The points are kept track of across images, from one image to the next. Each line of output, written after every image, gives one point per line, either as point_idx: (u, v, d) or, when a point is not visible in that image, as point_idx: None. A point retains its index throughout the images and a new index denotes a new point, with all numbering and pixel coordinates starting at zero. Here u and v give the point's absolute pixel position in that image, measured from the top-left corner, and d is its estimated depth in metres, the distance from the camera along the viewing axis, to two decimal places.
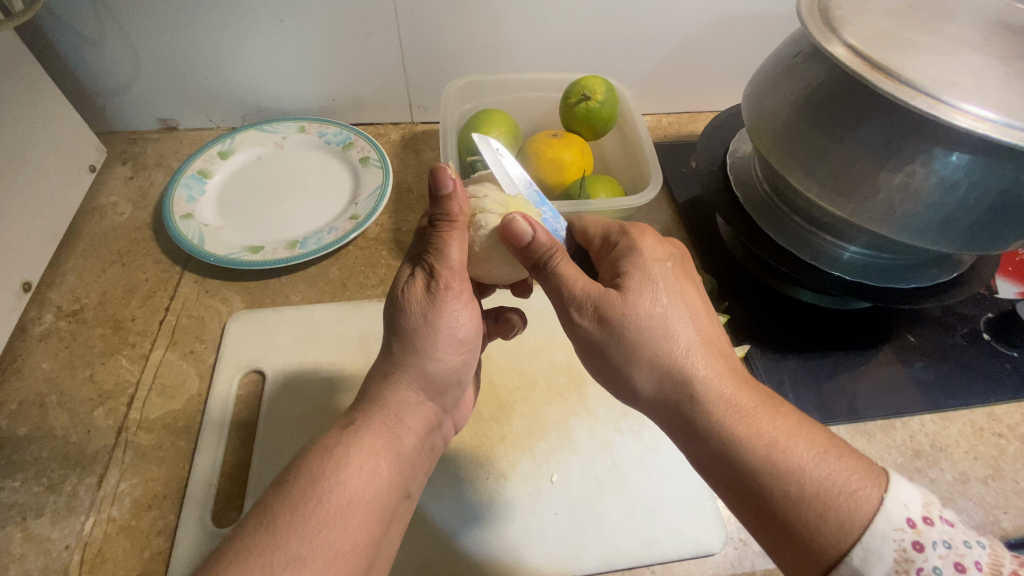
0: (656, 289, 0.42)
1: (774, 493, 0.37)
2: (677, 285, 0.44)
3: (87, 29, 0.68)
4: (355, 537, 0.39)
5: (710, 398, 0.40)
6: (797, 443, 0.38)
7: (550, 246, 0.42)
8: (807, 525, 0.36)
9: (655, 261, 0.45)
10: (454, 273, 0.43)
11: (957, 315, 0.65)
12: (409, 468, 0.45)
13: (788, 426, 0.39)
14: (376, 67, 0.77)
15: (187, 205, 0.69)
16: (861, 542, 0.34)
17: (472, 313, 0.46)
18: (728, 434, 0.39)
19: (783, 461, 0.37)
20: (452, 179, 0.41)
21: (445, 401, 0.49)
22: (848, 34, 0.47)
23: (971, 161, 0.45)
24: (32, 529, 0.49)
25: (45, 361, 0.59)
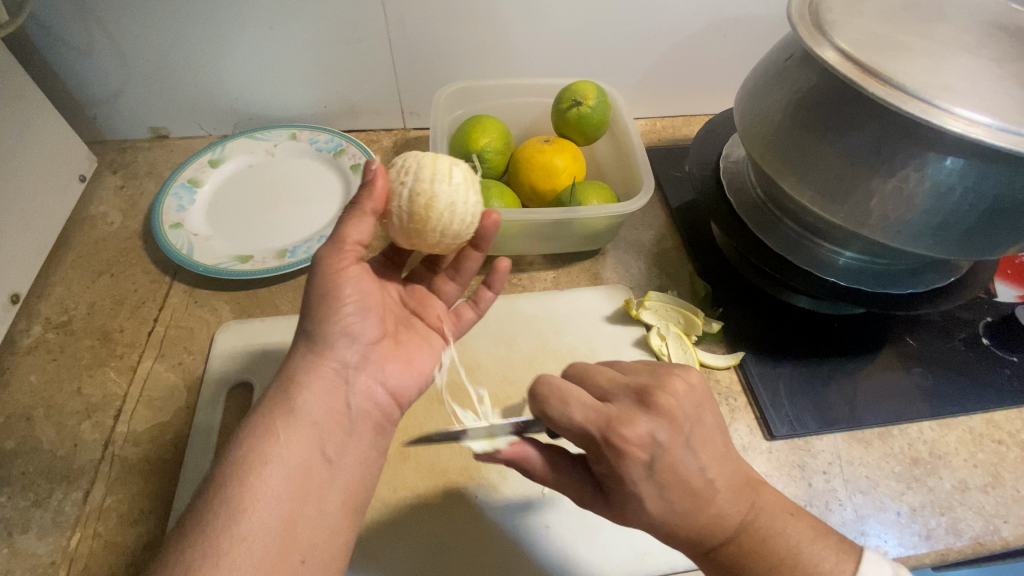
0: (640, 502, 0.37)
1: None
2: (670, 480, 0.37)
3: (77, 39, 0.68)
4: (252, 494, 0.38)
5: (694, 526, 0.38)
6: (778, 535, 0.39)
7: (540, 475, 0.41)
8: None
9: (640, 475, 0.36)
10: (338, 244, 0.45)
11: (956, 319, 0.64)
12: (314, 429, 0.43)
13: (778, 518, 0.40)
14: (368, 73, 0.76)
15: (177, 214, 0.69)
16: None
17: (351, 274, 0.46)
18: (718, 552, 0.39)
19: (768, 563, 0.38)
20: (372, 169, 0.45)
21: (342, 356, 0.45)
22: (839, 38, 0.46)
23: (966, 166, 0.44)
24: (18, 545, 0.49)
25: (33, 374, 0.58)
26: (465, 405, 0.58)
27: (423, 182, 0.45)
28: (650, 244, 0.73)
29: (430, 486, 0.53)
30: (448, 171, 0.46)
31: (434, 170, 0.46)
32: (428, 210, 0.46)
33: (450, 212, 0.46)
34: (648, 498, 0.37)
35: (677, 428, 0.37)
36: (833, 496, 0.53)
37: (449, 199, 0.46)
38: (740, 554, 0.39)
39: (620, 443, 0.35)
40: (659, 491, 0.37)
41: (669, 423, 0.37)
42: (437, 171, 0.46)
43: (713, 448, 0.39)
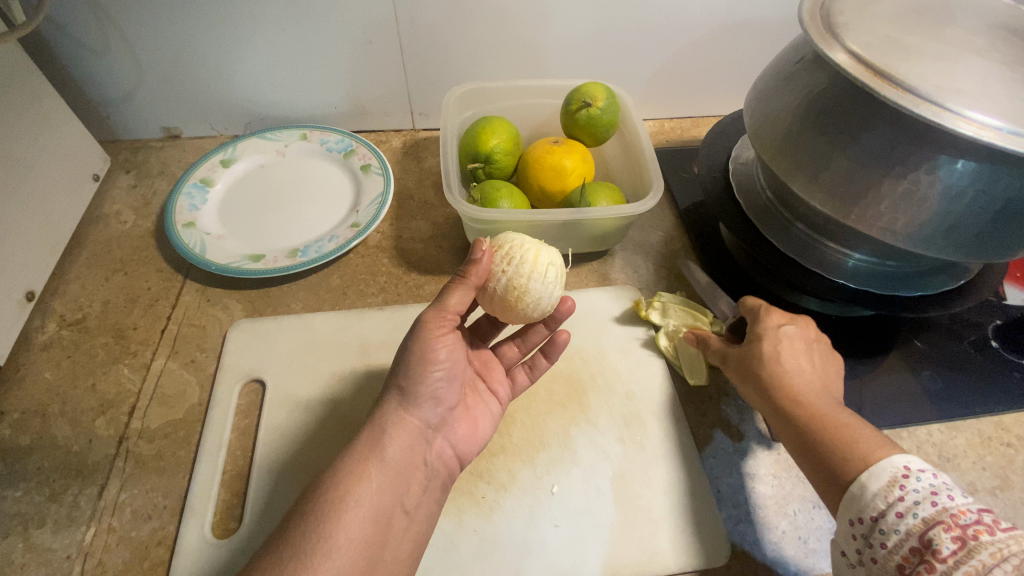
0: (772, 342, 0.50)
1: (816, 444, 0.44)
2: (786, 341, 0.50)
3: (92, 40, 0.69)
4: (344, 532, 0.41)
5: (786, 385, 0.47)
6: (844, 419, 0.44)
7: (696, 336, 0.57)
8: (831, 473, 0.42)
9: (776, 322, 0.51)
10: (438, 309, 0.49)
11: (965, 322, 0.64)
12: (400, 478, 0.46)
13: (849, 414, 0.45)
14: (378, 74, 0.77)
15: (190, 213, 0.69)
16: (858, 479, 0.40)
17: (444, 341, 0.50)
18: (790, 411, 0.46)
19: (828, 428, 0.44)
20: (483, 250, 0.48)
21: (427, 415, 0.49)
22: (851, 41, 0.46)
23: (978, 168, 0.44)
24: (34, 539, 0.49)
25: (47, 370, 0.59)
26: None
27: (521, 276, 0.49)
28: (658, 245, 0.73)
29: None
30: (544, 270, 0.49)
31: (534, 266, 0.49)
32: (517, 299, 0.49)
33: (535, 303, 0.50)
34: (766, 339, 0.50)
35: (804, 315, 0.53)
36: None
37: (538, 295, 0.49)
38: (809, 416, 0.45)
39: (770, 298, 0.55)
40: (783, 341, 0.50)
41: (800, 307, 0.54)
42: (537, 267, 0.49)
43: (823, 361, 0.50)
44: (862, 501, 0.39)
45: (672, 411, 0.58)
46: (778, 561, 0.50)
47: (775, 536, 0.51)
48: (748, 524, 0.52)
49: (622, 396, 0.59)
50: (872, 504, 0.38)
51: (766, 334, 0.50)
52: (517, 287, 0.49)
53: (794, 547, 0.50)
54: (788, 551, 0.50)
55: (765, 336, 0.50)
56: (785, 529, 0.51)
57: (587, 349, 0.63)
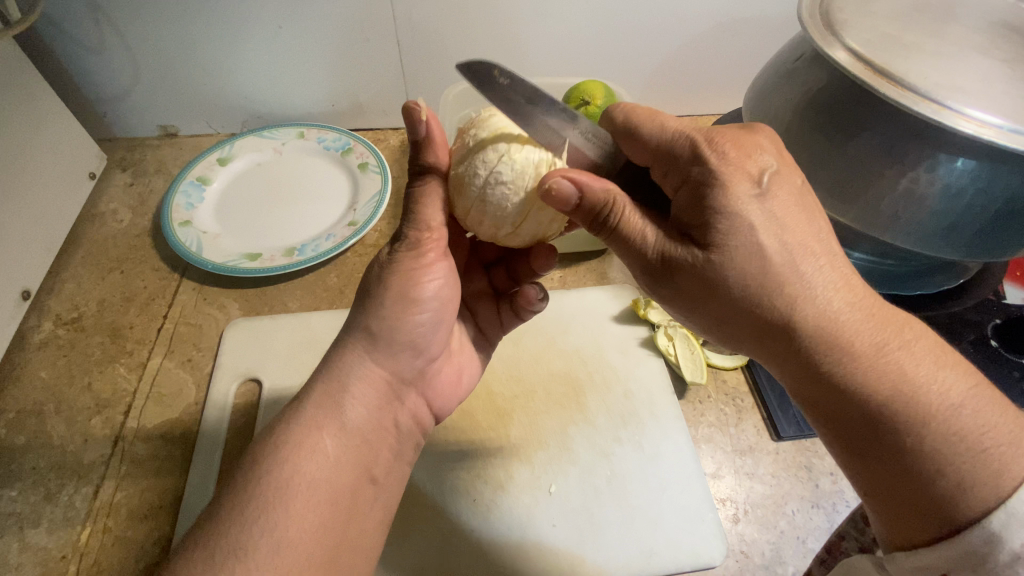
0: (753, 229, 0.34)
1: (893, 442, 0.32)
2: (778, 216, 0.34)
3: (87, 37, 0.68)
4: (294, 524, 0.37)
5: (829, 342, 0.33)
6: (928, 388, 0.32)
7: (605, 198, 0.38)
8: (921, 482, 0.32)
9: (747, 187, 0.35)
10: (421, 221, 0.44)
11: (964, 321, 0.59)
12: (365, 446, 0.43)
13: (925, 363, 0.33)
14: (375, 71, 0.76)
15: (186, 212, 0.69)
16: (987, 522, 0.29)
17: (433, 273, 0.45)
18: (845, 375, 0.33)
19: (909, 411, 0.32)
20: (422, 121, 0.42)
21: (400, 367, 0.46)
22: (849, 38, 0.46)
23: (977, 167, 0.44)
24: (28, 539, 0.49)
25: (43, 370, 0.59)
26: (472, 404, 0.58)
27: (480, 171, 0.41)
28: None
29: (435, 481, 0.53)
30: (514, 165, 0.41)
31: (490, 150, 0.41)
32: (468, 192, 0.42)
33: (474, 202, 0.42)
34: (766, 234, 0.34)
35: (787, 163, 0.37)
36: (841, 498, 0.53)
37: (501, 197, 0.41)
38: (878, 391, 0.33)
39: (721, 142, 0.36)
40: (777, 231, 0.34)
41: (779, 153, 0.37)
42: (493, 151, 0.41)
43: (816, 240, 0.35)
44: (993, 565, 0.28)
45: (671, 411, 0.58)
46: (777, 562, 0.50)
47: (774, 537, 0.51)
48: (745, 525, 0.52)
49: (620, 396, 0.59)
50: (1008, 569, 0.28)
51: (764, 224, 0.34)
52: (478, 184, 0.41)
53: (792, 548, 0.50)
54: (786, 552, 0.50)
55: (738, 218, 0.34)
56: (783, 530, 0.51)
57: (584, 348, 0.63)
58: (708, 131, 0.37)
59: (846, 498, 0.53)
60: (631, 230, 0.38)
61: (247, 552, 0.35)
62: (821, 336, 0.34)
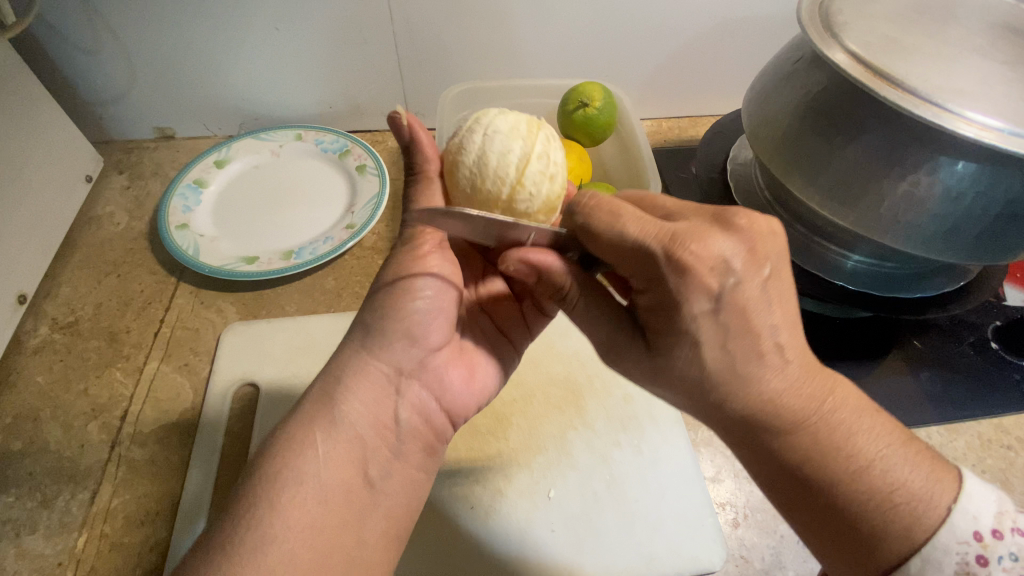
0: (693, 344, 0.32)
1: (823, 499, 0.34)
2: (730, 323, 0.32)
3: (83, 39, 0.68)
4: (279, 519, 0.37)
5: (764, 413, 0.33)
6: (852, 446, 0.33)
7: (564, 287, 0.39)
8: (850, 534, 0.33)
9: (700, 304, 0.32)
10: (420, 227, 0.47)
11: (964, 323, 0.62)
12: (359, 444, 0.42)
13: (848, 422, 0.34)
14: (373, 73, 0.76)
15: (183, 215, 0.69)
16: (910, 563, 0.32)
17: (430, 264, 0.47)
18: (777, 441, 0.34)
19: (835, 470, 0.33)
20: (405, 126, 0.45)
21: (398, 359, 0.45)
22: (849, 40, 0.46)
23: (977, 170, 0.43)
24: (25, 545, 0.49)
25: (39, 375, 0.59)
26: None
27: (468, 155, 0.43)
28: None
29: (434, 486, 0.53)
30: (498, 149, 0.42)
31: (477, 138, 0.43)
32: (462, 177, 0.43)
33: (478, 172, 0.42)
34: (705, 340, 0.32)
35: (757, 257, 0.32)
36: None
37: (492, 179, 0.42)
38: (808, 453, 0.33)
39: (686, 256, 0.31)
40: (721, 338, 0.32)
41: (746, 248, 0.32)
42: (478, 138, 0.43)
43: (767, 322, 0.32)
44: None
45: (671, 415, 0.58)
46: (776, 567, 0.50)
47: (774, 542, 0.51)
48: (745, 529, 0.52)
49: (619, 400, 0.59)
50: None
51: (701, 325, 0.32)
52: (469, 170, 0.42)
53: (792, 552, 0.50)
54: (786, 557, 0.50)
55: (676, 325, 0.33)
56: (783, 534, 0.51)
57: (583, 351, 0.62)
58: (672, 243, 0.32)
59: None
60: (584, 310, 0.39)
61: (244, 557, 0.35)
62: (757, 410, 0.33)
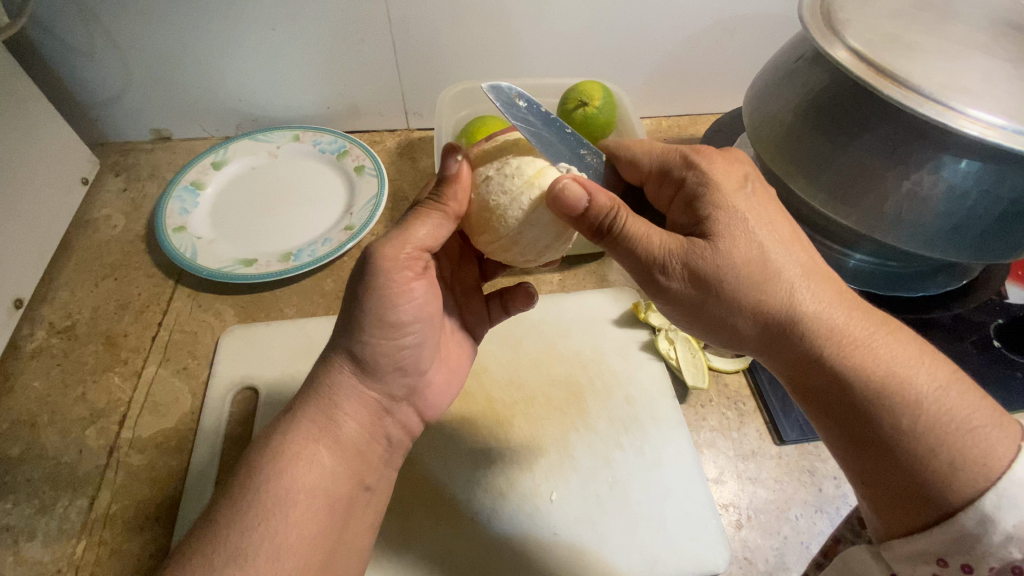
0: (741, 229, 0.39)
1: (881, 416, 0.34)
2: (759, 214, 0.40)
3: (77, 40, 0.67)
4: (294, 534, 0.38)
5: (822, 326, 0.37)
6: (918, 373, 0.35)
7: (611, 208, 0.40)
8: (915, 466, 0.33)
9: (735, 192, 0.41)
10: (403, 245, 0.42)
11: (966, 321, 0.59)
12: (359, 457, 0.44)
13: (911, 351, 0.36)
14: (371, 73, 0.76)
15: (180, 217, 0.68)
16: (979, 505, 0.30)
17: (413, 293, 0.44)
18: (842, 368, 0.36)
19: (889, 385, 0.34)
20: (456, 163, 0.42)
21: (390, 387, 0.47)
22: (852, 37, 0.45)
23: (982, 168, 0.43)
24: (23, 552, 0.48)
25: (36, 380, 0.58)
26: (471, 409, 0.58)
27: (510, 197, 0.42)
28: None
29: (435, 488, 0.53)
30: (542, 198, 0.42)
31: (528, 183, 0.42)
32: (491, 215, 0.42)
33: (510, 239, 0.43)
34: (744, 239, 0.39)
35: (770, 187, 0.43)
36: (844, 502, 0.52)
37: (517, 228, 0.42)
38: (872, 374, 0.35)
39: (704, 170, 0.43)
40: (750, 253, 0.38)
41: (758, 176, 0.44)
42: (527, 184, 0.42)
43: (782, 231, 0.40)
44: (987, 544, 0.30)
45: (672, 415, 0.58)
46: (780, 568, 0.49)
47: (777, 543, 0.50)
48: (749, 530, 0.51)
49: (621, 401, 0.58)
50: (1000, 552, 0.29)
51: (741, 229, 0.39)
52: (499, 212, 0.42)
53: (797, 553, 0.50)
54: (790, 558, 0.49)
55: (735, 228, 0.39)
56: (787, 535, 0.51)
57: (584, 352, 0.62)
58: (694, 159, 0.44)
59: (849, 501, 0.52)
60: (643, 230, 0.40)
61: (246, 559, 0.35)
62: (802, 335, 0.37)
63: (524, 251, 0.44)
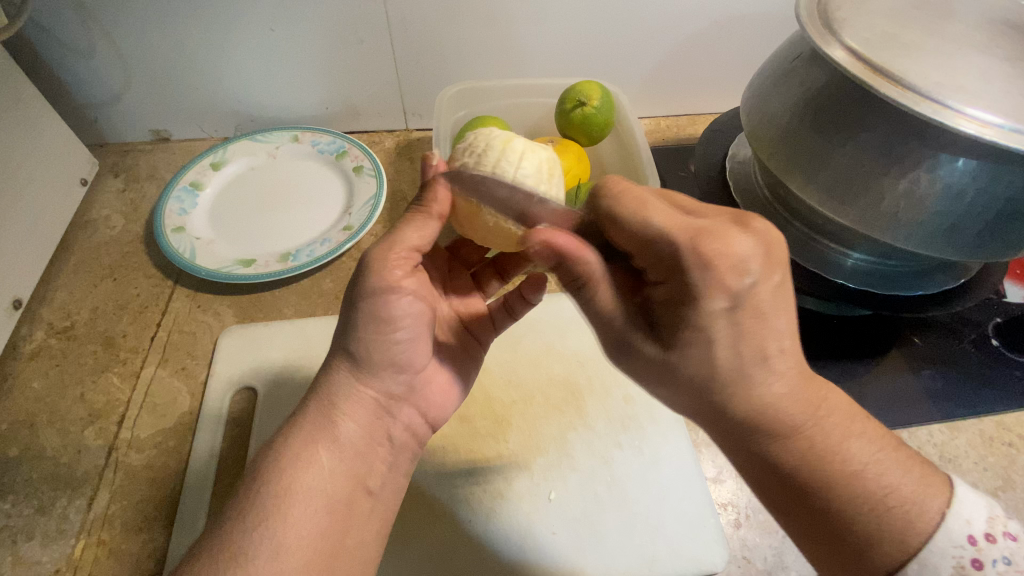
0: (709, 340, 0.32)
1: (816, 497, 0.35)
2: (740, 325, 0.32)
3: (76, 41, 0.67)
4: (292, 530, 0.38)
5: (770, 421, 0.34)
6: (847, 453, 0.35)
7: (587, 276, 0.35)
8: (846, 539, 0.35)
9: (723, 294, 0.32)
10: (393, 248, 0.42)
11: (964, 319, 0.62)
12: (359, 459, 0.43)
13: (846, 433, 0.35)
14: (369, 74, 0.76)
15: (179, 217, 0.68)
16: (904, 575, 0.33)
17: (405, 290, 0.43)
18: (782, 460, 0.35)
19: (821, 473, 0.35)
20: (433, 167, 0.43)
21: (387, 386, 0.46)
22: (849, 37, 0.45)
23: (978, 167, 0.43)
24: (22, 553, 0.48)
25: (35, 380, 0.58)
26: (470, 409, 0.58)
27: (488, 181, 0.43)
28: None
29: (433, 488, 0.53)
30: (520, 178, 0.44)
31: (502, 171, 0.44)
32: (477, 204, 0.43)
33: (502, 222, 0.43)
34: (710, 344, 0.32)
35: (772, 266, 0.32)
36: None
37: None
38: (807, 464, 0.35)
39: (711, 252, 0.32)
40: (736, 340, 0.32)
41: (766, 252, 0.32)
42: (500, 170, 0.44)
43: (767, 334, 0.33)
44: None
45: (671, 415, 0.58)
46: (779, 567, 0.49)
47: (776, 542, 0.51)
48: (747, 529, 0.51)
49: (620, 400, 0.59)
50: None
51: (709, 335, 0.32)
52: None
53: (795, 552, 0.50)
54: (788, 556, 0.50)
55: (697, 328, 0.32)
56: (785, 534, 0.51)
57: (583, 352, 0.62)
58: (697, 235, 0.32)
59: None
60: (599, 301, 0.36)
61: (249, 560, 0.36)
62: (760, 420, 0.34)
63: (521, 232, 0.44)
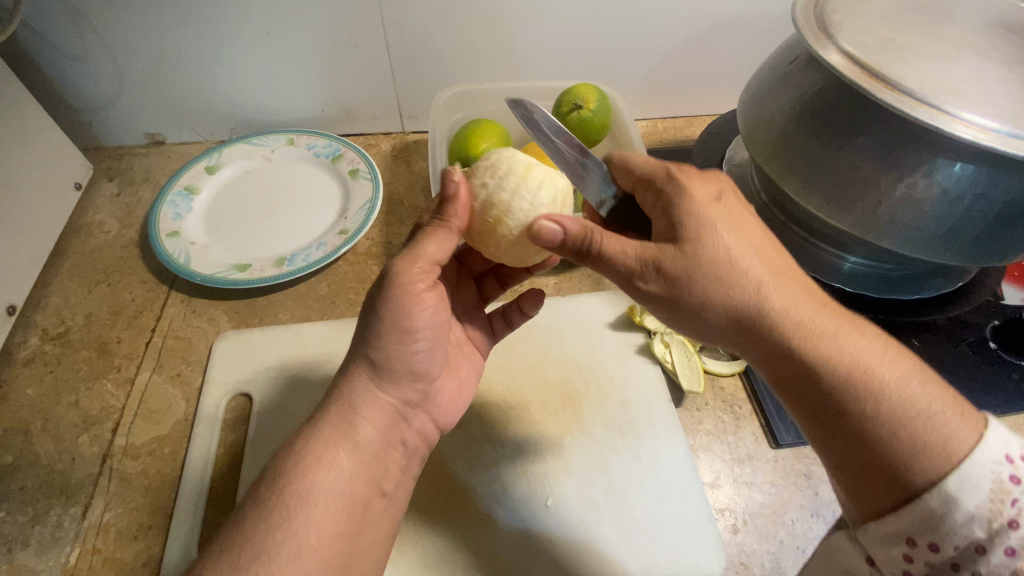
0: (713, 231, 0.38)
1: (851, 409, 0.33)
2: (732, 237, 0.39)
3: (70, 45, 0.67)
4: (314, 531, 0.37)
5: (775, 311, 0.37)
6: (879, 365, 0.34)
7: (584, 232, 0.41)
8: (887, 457, 0.32)
9: (706, 200, 0.40)
10: (414, 261, 0.44)
11: (962, 322, 0.60)
12: (376, 462, 0.43)
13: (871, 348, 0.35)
14: (365, 76, 0.75)
15: (174, 222, 0.68)
16: (943, 484, 0.30)
17: (427, 303, 0.45)
18: (812, 361, 0.35)
19: (851, 376, 0.34)
20: (456, 183, 0.43)
21: (405, 393, 0.46)
22: (845, 41, 0.45)
23: (976, 172, 0.43)
24: (17, 561, 0.48)
25: (30, 388, 0.58)
26: (467, 414, 0.58)
27: (504, 192, 0.44)
28: None
29: (429, 495, 0.53)
30: (535, 188, 0.44)
31: (520, 181, 0.44)
32: (492, 217, 0.44)
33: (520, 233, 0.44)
34: (714, 240, 0.38)
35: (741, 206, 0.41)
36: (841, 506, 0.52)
37: (523, 219, 0.44)
38: (834, 371, 0.34)
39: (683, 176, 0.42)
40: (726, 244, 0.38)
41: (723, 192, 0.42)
42: (516, 179, 0.44)
43: (747, 237, 0.39)
44: (950, 524, 0.30)
45: (668, 419, 0.57)
46: (776, 572, 0.49)
47: (773, 547, 0.50)
48: (745, 535, 0.51)
49: (617, 405, 0.58)
50: (964, 530, 0.29)
51: (707, 224, 0.39)
52: (498, 211, 0.44)
53: (793, 558, 0.50)
54: (786, 562, 0.49)
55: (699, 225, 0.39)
56: (783, 539, 0.51)
57: (581, 356, 0.62)
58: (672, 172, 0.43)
59: None
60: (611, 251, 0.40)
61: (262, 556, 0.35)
62: (781, 320, 0.36)
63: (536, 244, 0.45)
